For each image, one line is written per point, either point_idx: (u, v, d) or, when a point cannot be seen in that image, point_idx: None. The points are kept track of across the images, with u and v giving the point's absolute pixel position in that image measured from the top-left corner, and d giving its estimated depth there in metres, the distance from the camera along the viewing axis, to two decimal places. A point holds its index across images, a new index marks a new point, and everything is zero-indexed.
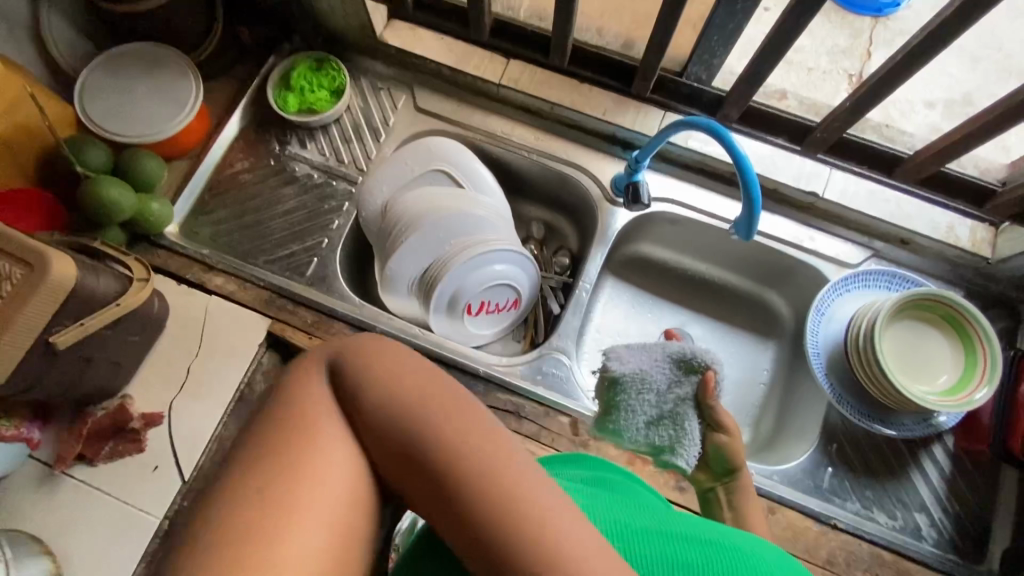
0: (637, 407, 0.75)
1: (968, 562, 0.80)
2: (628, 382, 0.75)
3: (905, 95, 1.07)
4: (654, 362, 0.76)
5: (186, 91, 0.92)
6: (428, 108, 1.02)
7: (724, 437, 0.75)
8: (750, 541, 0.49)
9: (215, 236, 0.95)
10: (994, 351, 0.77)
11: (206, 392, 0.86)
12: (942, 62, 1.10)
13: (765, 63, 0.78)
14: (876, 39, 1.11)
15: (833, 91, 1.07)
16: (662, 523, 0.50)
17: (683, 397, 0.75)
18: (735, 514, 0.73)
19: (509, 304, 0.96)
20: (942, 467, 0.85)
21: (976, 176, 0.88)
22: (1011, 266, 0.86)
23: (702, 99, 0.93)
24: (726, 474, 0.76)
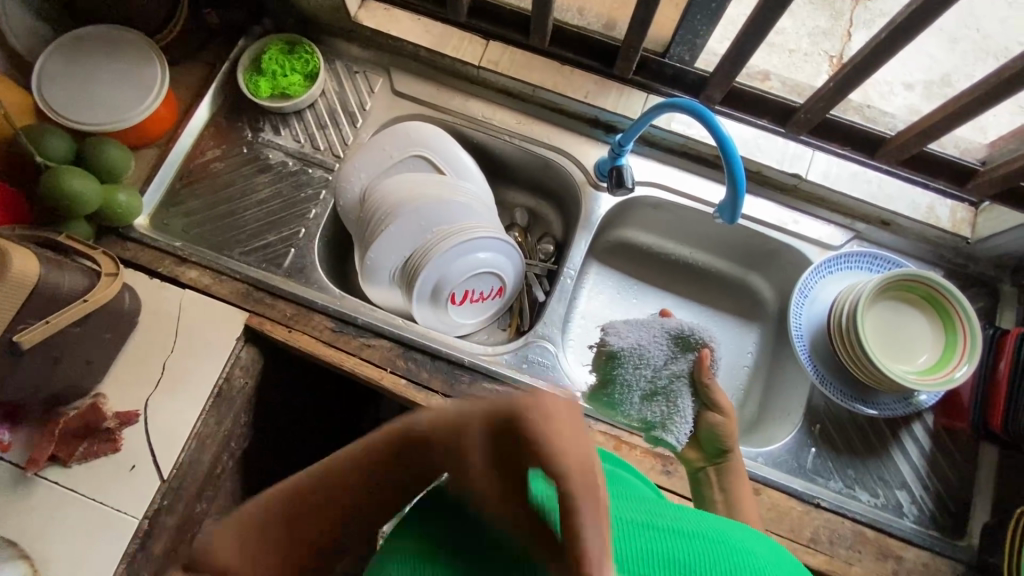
0: (632, 382, 0.75)
1: (949, 537, 0.82)
2: (626, 357, 0.74)
3: (885, 77, 1.07)
4: (652, 337, 0.75)
5: (151, 75, 0.88)
6: (405, 92, 0.99)
7: (718, 416, 0.77)
8: (740, 534, 0.44)
9: (188, 228, 0.92)
10: (974, 329, 0.77)
11: (183, 388, 0.83)
12: (922, 44, 1.10)
13: (748, 43, 0.76)
14: (858, 20, 1.09)
15: (814, 72, 1.06)
16: (647, 514, 0.43)
17: (677, 373, 0.75)
18: (726, 495, 0.76)
19: (494, 291, 0.94)
20: (922, 444, 0.86)
21: (956, 156, 0.87)
22: (991, 245, 0.87)
23: (685, 81, 0.91)
24: (717, 455, 0.78)
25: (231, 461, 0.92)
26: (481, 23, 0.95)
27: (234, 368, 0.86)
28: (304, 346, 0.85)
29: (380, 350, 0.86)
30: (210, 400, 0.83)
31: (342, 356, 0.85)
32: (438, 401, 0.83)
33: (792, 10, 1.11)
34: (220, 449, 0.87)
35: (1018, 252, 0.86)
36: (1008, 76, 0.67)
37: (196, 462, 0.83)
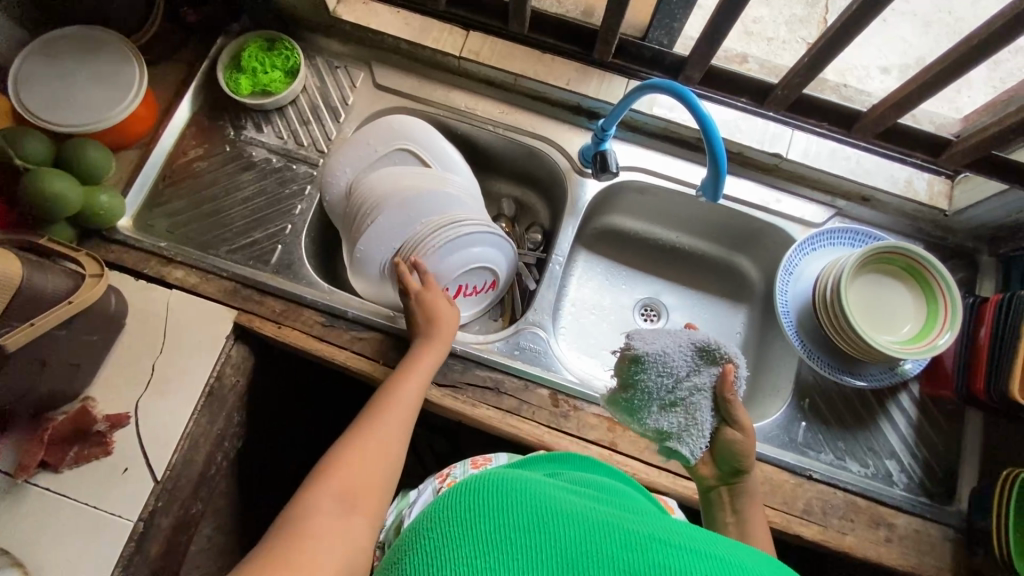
0: (653, 391, 0.71)
1: (938, 503, 0.84)
2: (650, 362, 0.71)
3: (862, 62, 1.09)
4: (677, 346, 0.71)
5: (129, 75, 0.87)
6: (387, 86, 0.99)
7: (737, 433, 0.72)
8: (746, 553, 0.43)
9: (172, 228, 0.92)
10: (953, 297, 0.79)
11: (173, 389, 0.82)
12: (896, 28, 1.12)
13: (720, 26, 0.77)
14: (833, 7, 1.11)
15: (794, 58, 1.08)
16: (660, 529, 0.42)
17: (699, 386, 0.71)
18: (738, 519, 0.72)
19: (486, 286, 0.95)
20: (909, 413, 0.88)
21: (932, 131, 0.89)
22: (966, 217, 0.90)
23: (664, 64, 0.92)
24: (733, 474, 0.74)
25: (225, 461, 0.92)
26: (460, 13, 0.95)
27: (225, 366, 0.86)
28: (295, 342, 0.85)
29: (372, 343, 0.86)
30: (202, 399, 0.83)
31: (333, 350, 0.85)
32: (431, 390, 0.83)
33: None
34: (214, 449, 0.87)
35: (994, 222, 0.88)
36: (972, 46, 0.69)
37: (190, 462, 0.83)
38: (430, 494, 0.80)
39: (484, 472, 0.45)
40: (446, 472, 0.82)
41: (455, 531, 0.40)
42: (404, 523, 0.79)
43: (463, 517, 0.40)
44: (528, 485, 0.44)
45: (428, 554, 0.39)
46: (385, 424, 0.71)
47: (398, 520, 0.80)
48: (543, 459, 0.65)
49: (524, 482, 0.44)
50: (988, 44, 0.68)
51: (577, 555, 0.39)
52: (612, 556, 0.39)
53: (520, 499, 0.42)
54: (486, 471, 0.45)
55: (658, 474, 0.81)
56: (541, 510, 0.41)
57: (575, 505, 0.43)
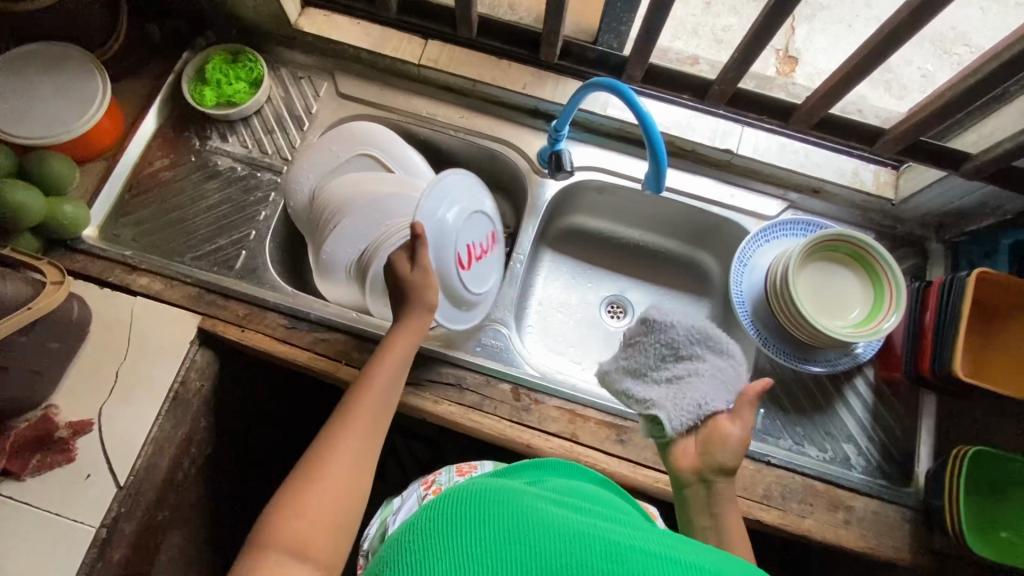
0: (651, 360, 0.76)
1: (896, 485, 0.86)
2: (653, 331, 0.76)
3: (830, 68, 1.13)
4: (687, 326, 0.75)
5: (92, 87, 0.89)
6: (350, 94, 1.02)
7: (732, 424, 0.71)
8: (721, 559, 0.45)
9: (138, 237, 0.93)
10: (897, 278, 0.81)
11: (136, 395, 0.83)
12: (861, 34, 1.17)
13: (655, 23, 0.80)
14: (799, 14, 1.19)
15: (763, 65, 1.15)
16: (639, 538, 0.45)
17: (694, 372, 0.73)
18: (715, 522, 0.69)
19: (489, 240, 0.95)
20: (865, 398, 0.90)
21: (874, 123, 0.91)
22: (912, 204, 0.93)
23: (609, 63, 0.95)
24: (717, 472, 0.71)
25: (193, 467, 0.92)
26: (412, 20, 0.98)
27: (190, 371, 0.86)
28: (258, 344, 0.86)
29: (335, 343, 0.87)
30: (166, 403, 0.84)
31: (296, 351, 0.86)
32: None
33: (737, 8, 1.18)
34: (180, 454, 0.87)
35: (938, 208, 0.91)
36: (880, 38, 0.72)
37: (155, 468, 0.83)
38: (414, 502, 0.81)
39: (474, 486, 0.49)
40: (431, 478, 0.83)
41: (437, 543, 0.44)
42: (387, 531, 0.80)
43: (443, 531, 0.44)
44: (515, 501, 0.47)
45: (410, 564, 0.43)
46: (349, 434, 0.67)
47: (381, 529, 0.81)
48: (531, 467, 0.69)
49: (510, 498, 0.47)
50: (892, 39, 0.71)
51: (557, 565, 0.42)
52: (591, 564, 0.42)
53: (505, 516, 0.45)
54: (474, 487, 0.49)
55: (619, 464, 0.82)
56: (525, 523, 0.44)
57: (553, 515, 0.46)
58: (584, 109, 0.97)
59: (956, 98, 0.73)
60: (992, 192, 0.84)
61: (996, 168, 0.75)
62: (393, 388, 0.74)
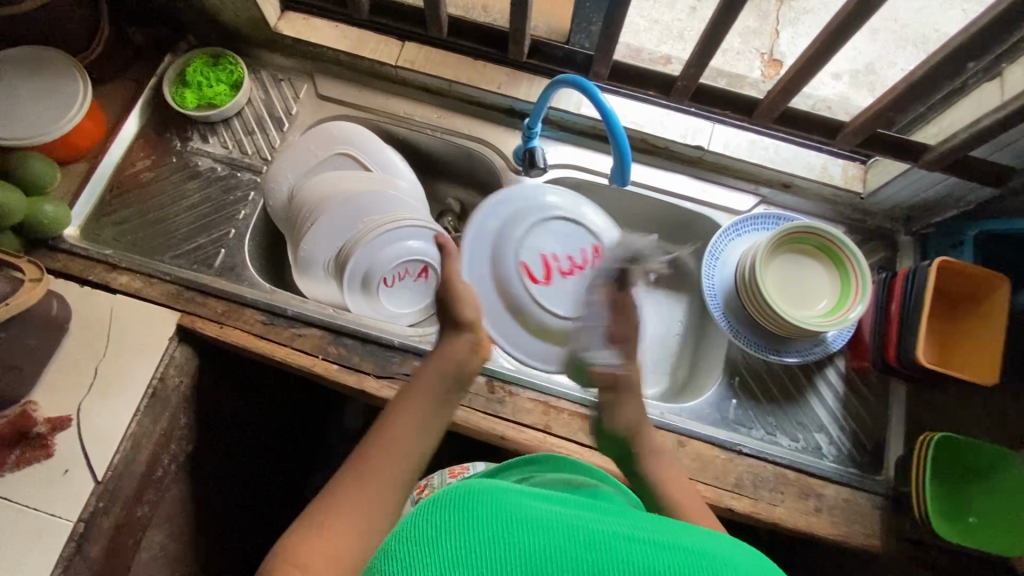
0: None
1: (866, 473, 0.87)
2: None
3: None
4: None
5: (72, 91, 0.91)
6: (330, 96, 1.04)
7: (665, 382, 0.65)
8: (704, 537, 0.47)
9: (119, 236, 0.94)
10: (862, 267, 0.83)
11: (116, 390, 0.84)
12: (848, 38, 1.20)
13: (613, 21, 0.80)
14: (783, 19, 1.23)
15: (748, 68, 1.18)
16: (624, 526, 0.46)
17: None
18: None
19: (586, 253, 0.92)
20: (836, 388, 0.91)
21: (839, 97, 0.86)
22: (880, 197, 0.94)
23: (576, 61, 0.96)
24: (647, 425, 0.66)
25: (173, 464, 0.93)
26: (383, 20, 0.99)
27: (168, 368, 0.87)
28: (236, 340, 0.87)
29: (312, 338, 0.88)
30: (145, 399, 0.85)
31: (274, 346, 0.87)
32: (370, 382, 0.86)
33: None
34: (159, 450, 0.88)
35: (905, 201, 0.93)
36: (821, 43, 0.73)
37: (132, 463, 0.84)
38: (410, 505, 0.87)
39: (458, 487, 0.48)
40: (428, 482, 0.88)
41: (423, 553, 0.42)
42: None
43: (428, 538, 0.43)
44: (501, 497, 0.46)
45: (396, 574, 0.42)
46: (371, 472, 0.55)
47: None
48: (525, 461, 0.73)
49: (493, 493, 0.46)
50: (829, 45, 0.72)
51: (549, 565, 0.42)
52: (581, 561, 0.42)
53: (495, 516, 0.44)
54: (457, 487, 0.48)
55: (592, 454, 0.84)
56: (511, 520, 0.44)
57: (535, 508, 0.46)
58: (558, 107, 0.98)
59: (908, 91, 0.74)
60: (957, 184, 0.83)
61: (953, 158, 0.76)
62: (433, 408, 0.63)
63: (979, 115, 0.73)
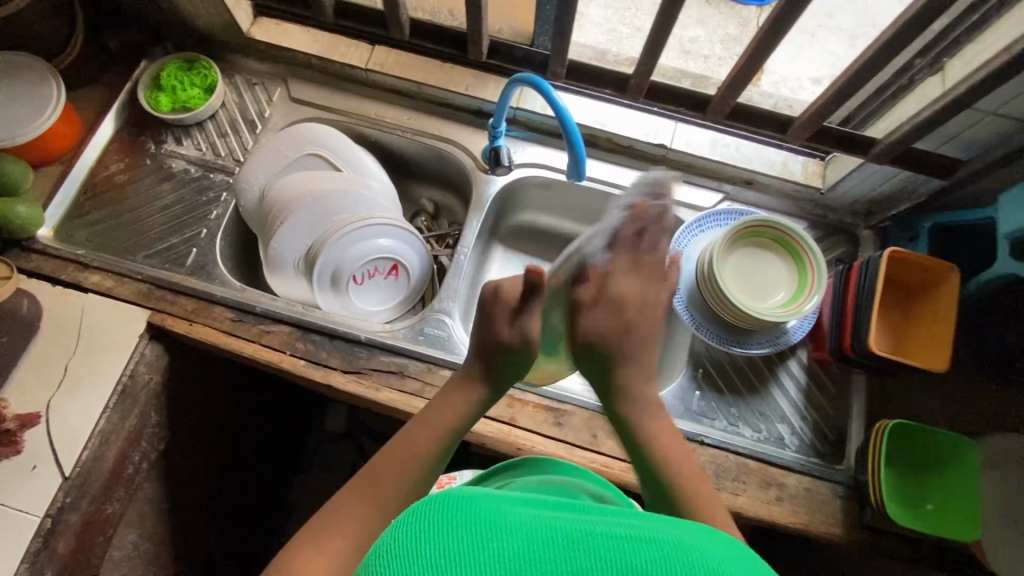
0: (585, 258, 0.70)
1: (828, 463, 0.88)
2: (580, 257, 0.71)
3: (794, 74, 1.19)
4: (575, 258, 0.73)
5: (46, 94, 0.93)
6: (302, 99, 1.06)
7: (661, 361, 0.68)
8: (699, 532, 0.41)
9: (92, 236, 0.96)
10: (817, 259, 0.85)
11: (85, 388, 0.85)
12: (826, 43, 1.23)
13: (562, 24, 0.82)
14: None
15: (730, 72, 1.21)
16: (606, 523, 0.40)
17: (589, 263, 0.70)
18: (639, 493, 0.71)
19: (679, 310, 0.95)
20: (798, 379, 0.92)
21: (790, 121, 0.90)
22: (839, 191, 0.95)
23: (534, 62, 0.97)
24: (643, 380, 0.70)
25: (144, 463, 0.94)
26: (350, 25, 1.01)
27: (139, 365, 0.88)
28: (204, 337, 0.89)
29: (280, 335, 0.90)
30: (114, 396, 0.86)
31: (242, 343, 0.89)
32: (337, 377, 0.87)
33: (704, 21, 1.28)
34: (129, 447, 0.89)
35: (864, 195, 0.94)
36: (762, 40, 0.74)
37: (100, 460, 0.85)
38: None
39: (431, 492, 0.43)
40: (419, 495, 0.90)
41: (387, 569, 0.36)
42: None
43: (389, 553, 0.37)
44: (474, 504, 0.40)
45: None
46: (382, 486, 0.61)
47: None
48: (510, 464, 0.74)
49: (466, 496, 0.41)
50: (763, 48, 0.74)
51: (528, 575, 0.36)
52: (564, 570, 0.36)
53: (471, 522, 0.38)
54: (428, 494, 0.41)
55: (555, 445, 0.85)
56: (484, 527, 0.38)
57: (510, 510, 0.41)
58: (525, 108, 1.01)
59: (847, 84, 0.76)
60: (908, 177, 0.86)
61: (899, 150, 0.79)
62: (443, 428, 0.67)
63: (921, 107, 0.75)
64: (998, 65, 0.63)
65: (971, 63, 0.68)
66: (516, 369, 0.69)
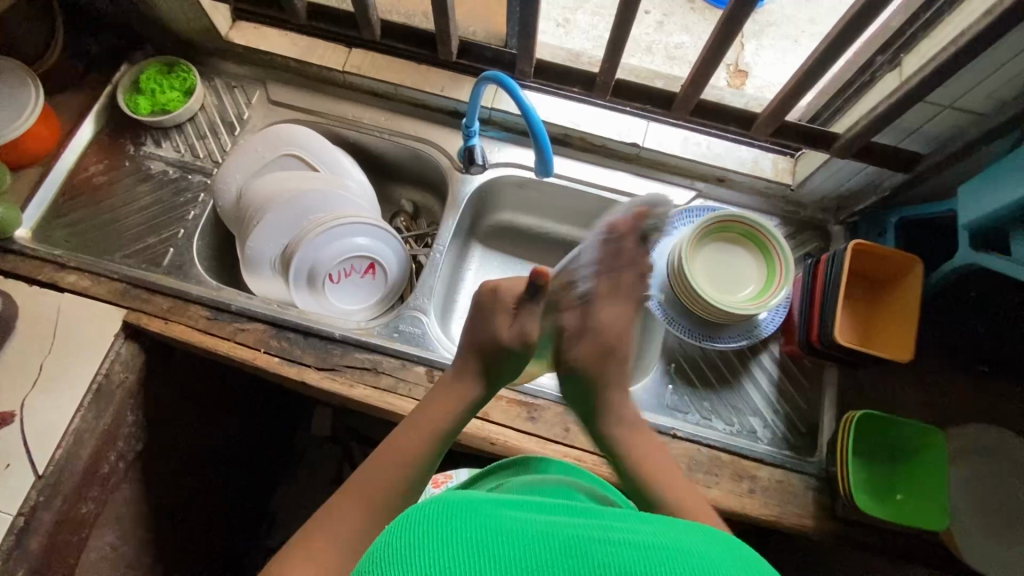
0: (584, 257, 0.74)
1: (801, 455, 0.88)
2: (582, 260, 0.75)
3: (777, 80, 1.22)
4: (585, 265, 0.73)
5: (25, 97, 0.93)
6: (281, 101, 1.07)
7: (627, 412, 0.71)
8: (695, 532, 0.43)
9: (70, 237, 0.97)
10: (785, 254, 0.86)
11: (60, 387, 0.85)
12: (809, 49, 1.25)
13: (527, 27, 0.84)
14: (749, 31, 1.28)
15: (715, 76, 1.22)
16: (600, 528, 0.42)
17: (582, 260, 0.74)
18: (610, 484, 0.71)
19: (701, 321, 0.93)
20: (770, 372, 0.93)
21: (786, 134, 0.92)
22: (808, 188, 0.97)
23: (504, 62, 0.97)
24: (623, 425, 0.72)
25: (121, 462, 0.93)
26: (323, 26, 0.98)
27: (114, 364, 0.89)
28: (180, 335, 0.89)
29: (254, 333, 0.90)
30: (89, 395, 0.86)
31: (217, 341, 0.90)
32: (311, 373, 0.88)
33: (689, 28, 1.30)
34: (104, 446, 0.89)
35: (833, 191, 0.95)
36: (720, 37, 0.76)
37: (75, 459, 0.85)
38: None
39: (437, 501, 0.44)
40: None
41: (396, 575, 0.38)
42: None
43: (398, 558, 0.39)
44: (472, 505, 0.44)
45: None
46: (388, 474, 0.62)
47: None
48: (504, 465, 0.73)
49: (466, 500, 0.45)
50: (720, 44, 0.77)
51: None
52: (552, 565, 0.39)
53: (468, 519, 0.42)
54: (436, 497, 0.45)
55: (528, 440, 0.85)
56: (479, 526, 0.41)
57: (510, 520, 0.43)
58: (500, 109, 1.02)
59: (804, 80, 0.78)
60: (874, 172, 0.87)
61: (860, 145, 0.80)
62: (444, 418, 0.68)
63: (880, 101, 0.76)
64: (946, 57, 0.65)
65: (924, 57, 0.70)
66: (514, 365, 0.72)
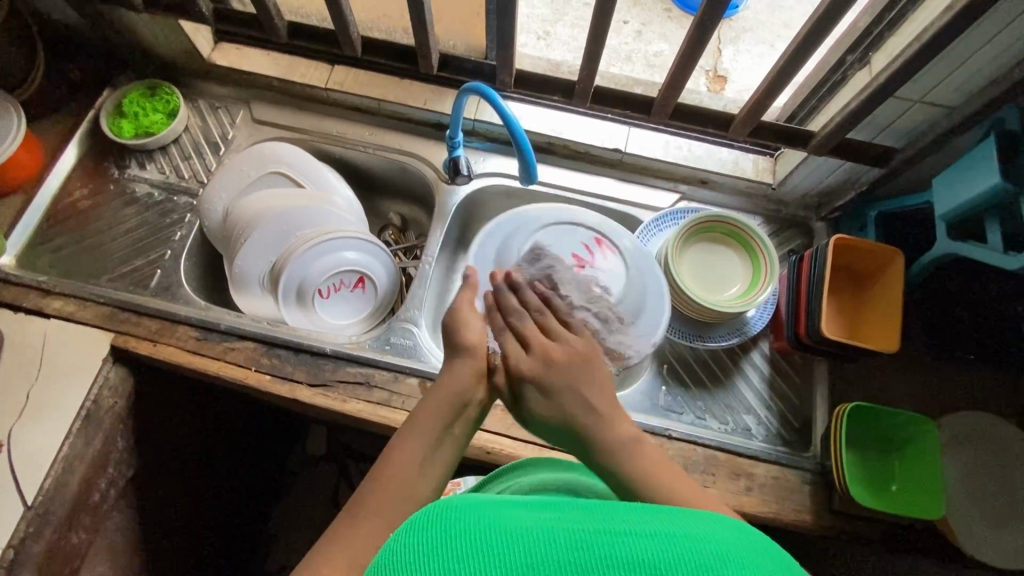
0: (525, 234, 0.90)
1: (796, 451, 0.89)
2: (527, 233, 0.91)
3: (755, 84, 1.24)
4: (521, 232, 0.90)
5: (6, 124, 0.93)
6: (266, 119, 1.08)
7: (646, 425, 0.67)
8: (704, 519, 0.42)
9: (56, 263, 0.96)
10: (770, 251, 0.88)
11: (47, 414, 0.84)
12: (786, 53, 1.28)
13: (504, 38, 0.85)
14: (726, 37, 1.31)
15: (694, 82, 1.24)
16: (608, 520, 0.42)
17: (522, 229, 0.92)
18: None
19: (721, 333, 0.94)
20: (761, 369, 0.94)
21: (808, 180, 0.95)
22: (788, 186, 0.99)
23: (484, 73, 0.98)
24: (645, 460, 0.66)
25: (112, 489, 0.92)
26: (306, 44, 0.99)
27: (103, 389, 0.88)
28: (167, 356, 0.89)
29: (244, 351, 0.90)
30: (78, 421, 0.85)
31: (208, 361, 0.89)
32: (303, 390, 0.88)
33: (667, 36, 1.33)
34: (94, 473, 0.87)
35: (812, 189, 0.97)
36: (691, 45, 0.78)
37: (64, 487, 0.83)
38: None
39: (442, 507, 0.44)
40: None
41: None
42: None
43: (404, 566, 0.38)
44: (477, 507, 0.43)
45: None
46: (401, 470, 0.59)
47: None
48: (511, 469, 0.71)
49: (472, 504, 0.44)
50: (694, 48, 0.78)
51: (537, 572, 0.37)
52: (559, 560, 0.38)
53: (473, 522, 0.41)
54: (442, 503, 0.45)
55: (525, 447, 0.85)
56: (484, 527, 0.41)
57: (516, 519, 0.42)
58: (483, 119, 1.04)
59: (776, 81, 0.80)
60: (851, 168, 0.89)
61: (835, 141, 0.82)
62: (445, 407, 0.65)
63: (853, 97, 0.78)
64: (911, 54, 0.67)
65: (892, 54, 0.72)
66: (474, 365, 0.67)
